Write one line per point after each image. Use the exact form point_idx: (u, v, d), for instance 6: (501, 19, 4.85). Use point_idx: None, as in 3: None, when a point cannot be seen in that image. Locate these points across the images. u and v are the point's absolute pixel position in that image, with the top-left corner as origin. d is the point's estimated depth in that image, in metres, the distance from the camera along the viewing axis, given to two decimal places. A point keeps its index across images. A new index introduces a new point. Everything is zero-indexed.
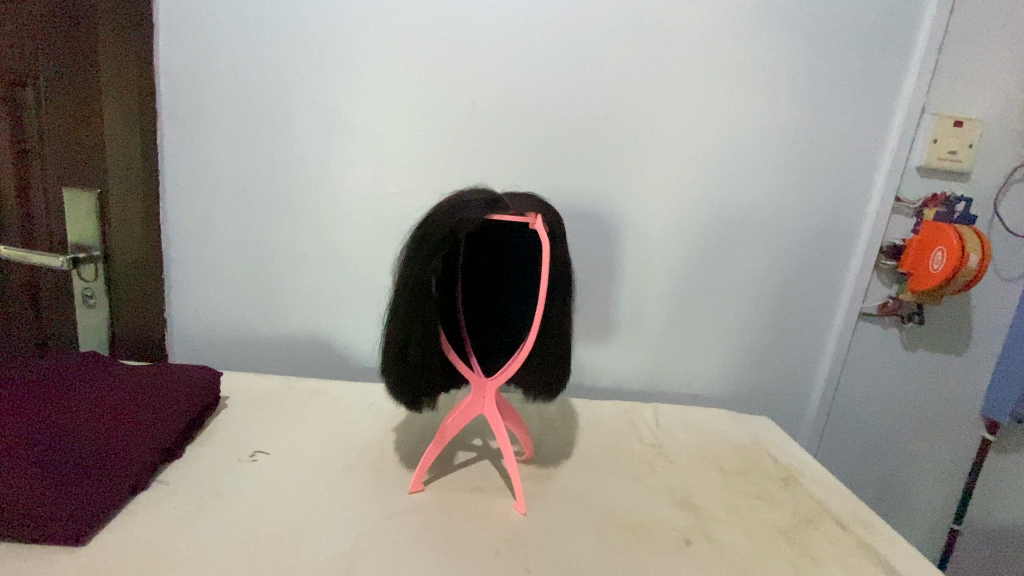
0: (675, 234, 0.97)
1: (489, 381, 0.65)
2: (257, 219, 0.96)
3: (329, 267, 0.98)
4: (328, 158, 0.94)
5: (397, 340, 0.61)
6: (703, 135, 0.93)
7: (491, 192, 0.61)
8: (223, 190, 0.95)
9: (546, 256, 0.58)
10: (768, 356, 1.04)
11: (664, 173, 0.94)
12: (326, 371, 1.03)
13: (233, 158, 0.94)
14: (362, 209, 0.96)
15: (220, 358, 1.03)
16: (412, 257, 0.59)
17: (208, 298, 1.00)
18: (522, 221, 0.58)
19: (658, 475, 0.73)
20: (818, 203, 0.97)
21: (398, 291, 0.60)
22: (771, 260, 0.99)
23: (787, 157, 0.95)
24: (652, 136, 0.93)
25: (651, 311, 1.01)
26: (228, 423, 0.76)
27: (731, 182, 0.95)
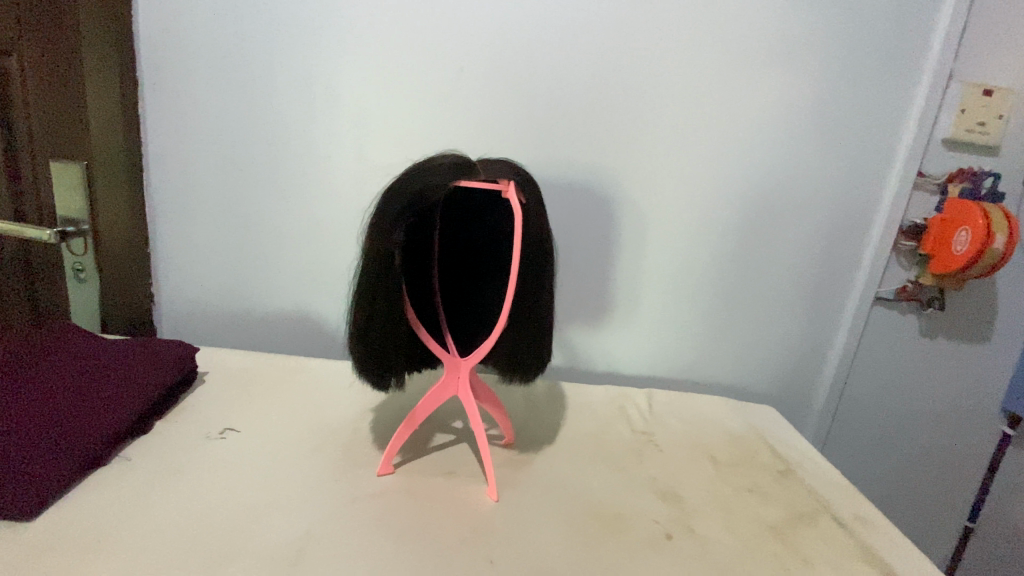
0: (675, 212, 0.91)
1: (463, 361, 0.61)
2: (242, 193, 0.94)
3: (315, 243, 0.95)
4: (311, 130, 0.90)
5: (360, 314, 0.57)
6: (708, 104, 0.87)
7: (461, 158, 0.57)
8: (207, 162, 0.92)
9: (518, 225, 0.53)
10: (773, 343, 0.98)
11: (666, 146, 0.89)
12: (313, 349, 1.01)
13: (216, 127, 0.91)
14: (347, 184, 0.92)
15: (209, 335, 1.02)
16: (375, 226, 0.55)
17: (194, 274, 0.98)
18: (492, 187, 0.54)
19: (645, 466, 0.69)
20: (833, 179, 0.90)
21: (361, 262, 0.57)
22: (778, 240, 0.93)
23: (799, 128, 0.88)
24: (653, 105, 0.87)
25: (649, 292, 0.96)
26: (202, 400, 0.75)
27: (737, 156, 0.89)
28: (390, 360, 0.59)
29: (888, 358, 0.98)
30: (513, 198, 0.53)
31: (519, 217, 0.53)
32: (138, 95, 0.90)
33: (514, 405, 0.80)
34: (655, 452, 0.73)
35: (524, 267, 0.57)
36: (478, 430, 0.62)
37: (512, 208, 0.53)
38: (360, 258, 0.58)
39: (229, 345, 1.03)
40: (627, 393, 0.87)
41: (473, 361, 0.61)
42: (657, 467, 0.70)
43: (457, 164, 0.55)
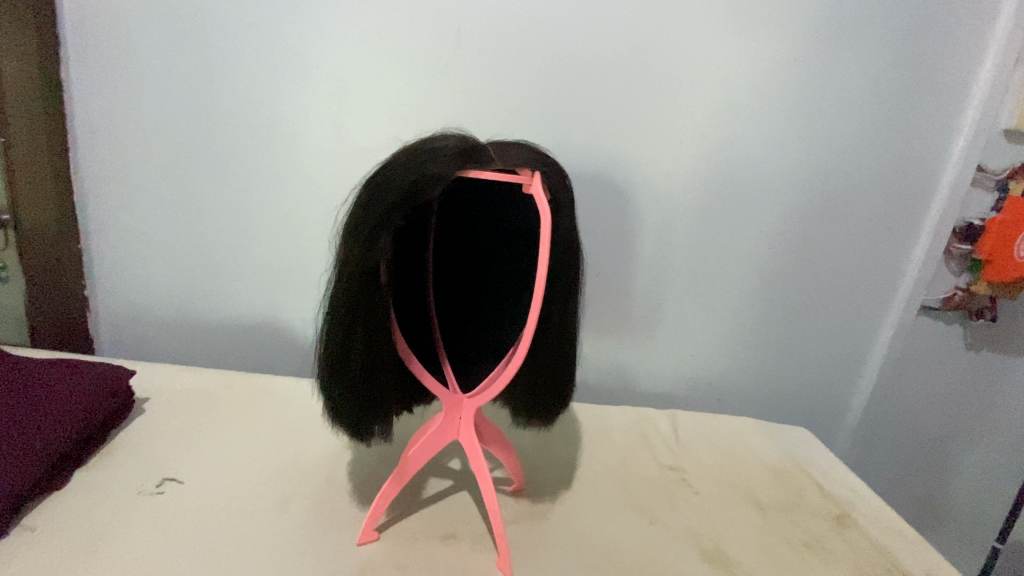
0: (705, 206, 0.80)
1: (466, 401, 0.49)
2: (193, 178, 0.78)
3: (283, 239, 0.81)
4: (278, 102, 0.75)
5: (336, 343, 0.44)
6: (750, 79, 0.74)
7: (468, 139, 0.43)
8: (150, 139, 0.76)
9: (546, 230, 0.40)
10: (807, 356, 0.88)
11: (698, 129, 0.76)
12: (282, 362, 0.87)
13: (159, 96, 0.74)
14: (323, 168, 0.78)
15: (158, 345, 0.87)
16: (354, 234, 0.42)
17: (137, 275, 0.83)
18: (511, 180, 0.40)
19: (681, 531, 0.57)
20: (882, 172, 0.80)
21: (337, 276, 0.43)
22: (817, 241, 0.82)
23: (850, 111, 0.77)
24: (687, 79, 0.74)
25: (671, 298, 0.84)
26: (141, 435, 0.61)
27: (779, 143, 0.77)
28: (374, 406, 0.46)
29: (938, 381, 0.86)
30: (541, 195, 0.40)
31: (548, 223, 0.39)
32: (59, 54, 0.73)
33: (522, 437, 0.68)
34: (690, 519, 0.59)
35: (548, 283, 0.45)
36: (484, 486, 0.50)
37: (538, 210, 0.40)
38: (334, 273, 0.44)
39: (182, 358, 0.88)
40: (648, 415, 0.76)
41: (481, 402, 0.48)
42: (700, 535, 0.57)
43: (464, 149, 0.41)
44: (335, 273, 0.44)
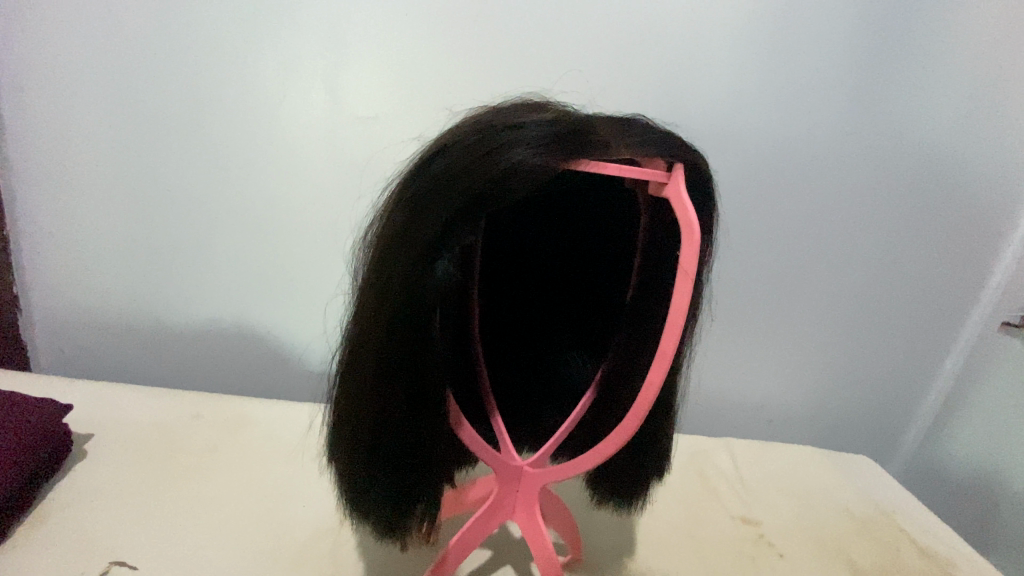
0: (793, 208, 0.63)
1: (528, 472, 0.37)
2: (146, 154, 0.61)
3: (262, 232, 0.63)
4: (251, 55, 0.56)
5: (375, 398, 0.32)
6: (875, 43, 0.56)
7: (565, 113, 0.30)
8: (92, 100, 0.59)
9: (692, 254, 0.30)
10: (877, 381, 0.76)
11: (800, 106, 0.58)
12: (262, 382, 0.71)
13: (100, 42, 0.56)
14: (315, 143, 0.59)
15: (109, 358, 0.71)
16: (404, 248, 0.30)
17: (80, 273, 0.67)
18: (644, 177, 0.30)
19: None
20: (997, 166, 0.63)
21: (378, 308, 0.31)
22: (910, 251, 0.67)
23: (989, 85, 0.59)
24: (795, 40, 0.56)
25: (734, 315, 0.69)
26: (92, 495, 0.47)
27: (894, 128, 0.60)
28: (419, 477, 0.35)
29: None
30: (686, 200, 0.30)
31: (697, 247, 0.30)
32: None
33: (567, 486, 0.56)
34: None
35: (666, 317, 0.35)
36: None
37: (681, 225, 0.30)
38: (365, 301, 0.32)
39: (140, 373, 0.72)
40: (700, 449, 0.66)
41: (550, 476, 0.37)
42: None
43: (567, 125, 0.29)
44: (367, 301, 0.32)
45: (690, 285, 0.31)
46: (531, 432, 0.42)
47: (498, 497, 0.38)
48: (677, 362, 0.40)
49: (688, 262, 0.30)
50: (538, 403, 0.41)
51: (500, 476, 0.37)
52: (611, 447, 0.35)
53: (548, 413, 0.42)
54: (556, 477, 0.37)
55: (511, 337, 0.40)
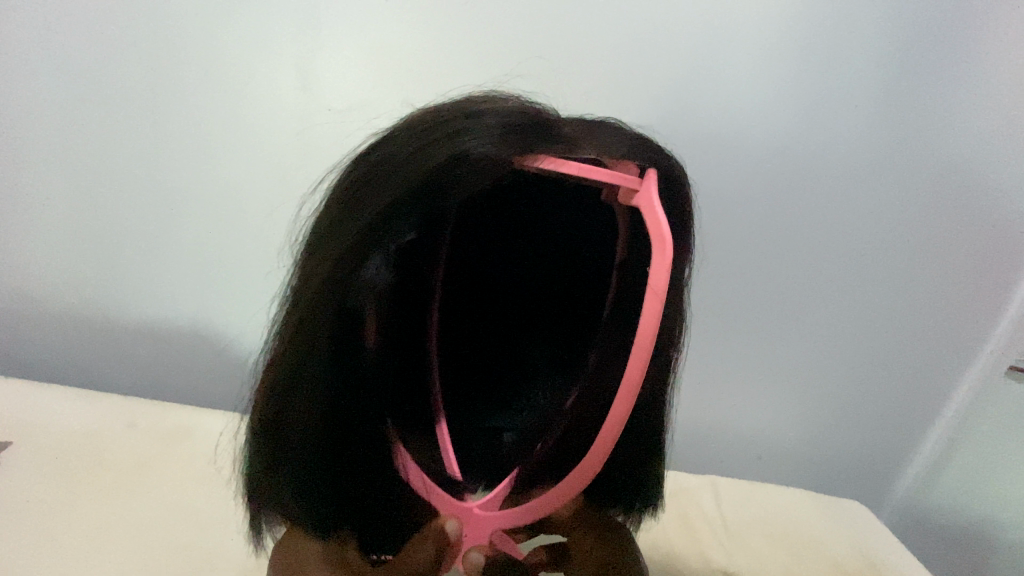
0: (793, 233, 0.59)
1: (478, 514, 0.34)
2: (92, 141, 0.56)
3: (219, 225, 0.58)
4: (207, 38, 0.51)
5: (295, 388, 0.31)
6: (884, 64, 0.52)
7: (524, 107, 0.29)
8: (38, 71, 0.54)
9: (662, 269, 0.27)
10: (872, 420, 0.71)
11: (803, 126, 0.54)
12: (213, 390, 0.66)
13: (49, 7, 0.51)
14: (275, 136, 0.54)
15: (47, 359, 0.66)
16: (337, 245, 0.29)
17: (18, 266, 0.62)
18: (614, 180, 0.28)
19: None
20: (1012, 198, 0.59)
21: (309, 291, 0.30)
22: (913, 287, 0.63)
23: (1015, 114, 0.55)
24: (799, 56, 0.51)
25: (725, 342, 0.65)
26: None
27: (907, 151, 0.56)
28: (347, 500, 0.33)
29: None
30: (658, 207, 0.28)
31: (669, 257, 0.27)
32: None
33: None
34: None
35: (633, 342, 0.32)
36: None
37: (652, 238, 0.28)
38: (296, 292, 0.31)
39: (82, 374, 0.67)
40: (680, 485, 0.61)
41: (502, 519, 0.34)
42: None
43: (519, 122, 0.28)
44: (299, 289, 0.31)
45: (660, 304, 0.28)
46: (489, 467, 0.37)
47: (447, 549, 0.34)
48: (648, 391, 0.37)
49: (660, 277, 0.27)
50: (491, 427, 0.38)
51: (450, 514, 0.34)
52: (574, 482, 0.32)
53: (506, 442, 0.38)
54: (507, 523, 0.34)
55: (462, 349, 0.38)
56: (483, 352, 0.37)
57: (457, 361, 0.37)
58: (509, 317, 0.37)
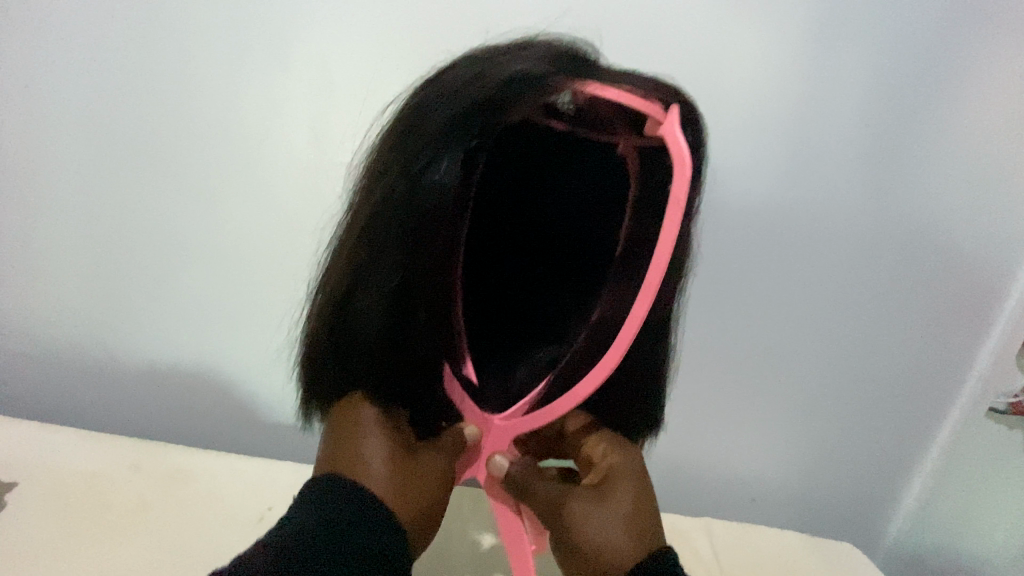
0: (769, 288, 0.64)
1: (497, 424, 0.44)
2: (125, 209, 0.61)
3: (256, 244, 0.62)
4: (232, 124, 0.57)
5: (370, 264, 0.39)
6: (846, 139, 0.57)
7: (566, 50, 0.39)
8: (79, 149, 0.59)
9: (683, 175, 0.36)
10: (861, 457, 0.73)
11: (774, 191, 0.59)
12: (225, 435, 0.70)
13: (88, 90, 0.57)
14: (291, 202, 0.60)
15: (69, 407, 0.69)
16: (406, 157, 0.37)
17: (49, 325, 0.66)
18: (645, 108, 0.36)
19: (631, 563, 0.39)
20: (972, 246, 0.63)
21: (387, 184, 0.38)
22: (886, 338, 0.67)
23: (965, 185, 0.60)
24: (766, 131, 0.57)
25: (712, 382, 0.68)
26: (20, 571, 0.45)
27: (867, 209, 0.60)
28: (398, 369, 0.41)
29: (1013, 506, 0.66)
30: (678, 135, 0.36)
31: (687, 171, 0.36)
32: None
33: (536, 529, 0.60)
34: (640, 525, 0.42)
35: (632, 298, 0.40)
36: (511, 528, 0.47)
37: (675, 158, 0.36)
38: (373, 188, 0.39)
39: (104, 420, 0.70)
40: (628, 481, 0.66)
41: (510, 432, 0.44)
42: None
43: (563, 59, 0.37)
44: (377, 186, 0.39)
45: (679, 214, 0.37)
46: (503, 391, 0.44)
47: (470, 451, 0.45)
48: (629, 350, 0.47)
49: (681, 190, 0.36)
50: (516, 359, 0.44)
51: (471, 420, 0.44)
52: (579, 393, 0.41)
53: (522, 373, 0.44)
54: (515, 432, 0.44)
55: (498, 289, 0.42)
56: (512, 278, 0.42)
57: (493, 279, 0.42)
58: (535, 250, 0.42)
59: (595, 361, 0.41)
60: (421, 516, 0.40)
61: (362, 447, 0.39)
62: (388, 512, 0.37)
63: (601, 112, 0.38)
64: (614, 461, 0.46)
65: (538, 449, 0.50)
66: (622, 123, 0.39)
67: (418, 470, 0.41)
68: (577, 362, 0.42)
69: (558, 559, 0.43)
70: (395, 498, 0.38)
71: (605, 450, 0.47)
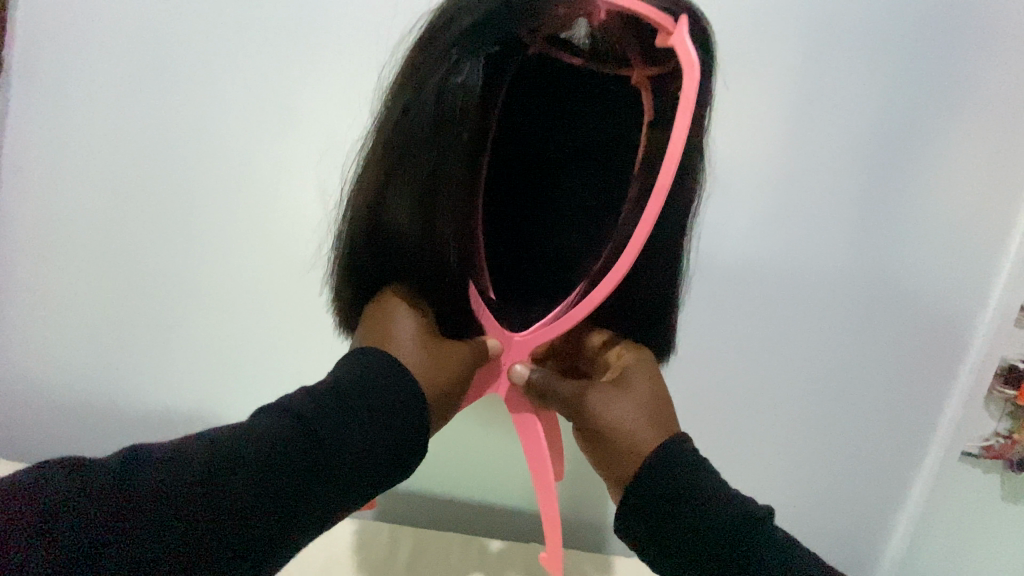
0: (746, 329, 0.66)
1: (517, 341, 0.44)
2: (135, 255, 0.65)
3: (264, 215, 0.62)
4: (233, 168, 0.61)
5: (395, 157, 0.41)
6: (808, 193, 0.62)
7: None
8: (98, 201, 0.63)
9: (692, 76, 0.34)
10: (850, 499, 0.74)
11: (746, 241, 0.64)
12: None
13: (110, 148, 0.62)
14: (282, 232, 0.63)
15: (74, 447, 0.72)
16: (431, 66, 0.40)
17: (56, 367, 0.69)
18: (654, 18, 0.35)
19: (653, 441, 0.39)
20: (937, 288, 0.66)
21: (414, 87, 0.40)
22: (862, 381, 0.69)
23: (924, 234, 0.64)
24: (732, 187, 0.62)
25: (701, 418, 0.69)
26: None
27: (834, 254, 0.64)
28: (414, 259, 0.43)
29: None
30: (688, 43, 0.35)
31: (697, 76, 0.34)
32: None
33: (508, 559, 0.61)
34: (657, 406, 0.42)
35: (636, 226, 0.38)
36: (534, 452, 0.45)
37: (684, 64, 0.35)
38: (400, 98, 0.42)
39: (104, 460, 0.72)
40: (592, 504, 0.67)
41: (531, 343, 0.44)
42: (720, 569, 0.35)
43: None
44: (403, 97, 0.41)
45: (690, 117, 0.35)
46: (518, 303, 0.44)
47: (492, 361, 0.45)
48: (627, 296, 0.49)
49: (690, 89, 0.34)
50: (534, 279, 0.44)
51: (492, 334, 0.45)
52: (590, 301, 0.40)
53: (540, 305, 0.44)
54: (536, 342, 0.43)
55: (513, 202, 0.42)
56: (533, 193, 0.42)
57: (508, 191, 0.42)
58: (550, 165, 0.42)
59: (609, 272, 0.39)
60: (448, 399, 0.41)
61: (395, 324, 0.42)
62: (408, 375, 0.39)
63: (616, 43, 0.40)
64: (629, 358, 0.46)
65: (556, 367, 0.49)
66: (636, 49, 0.40)
67: (450, 349, 0.42)
68: (590, 281, 0.41)
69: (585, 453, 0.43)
70: (425, 366, 0.40)
71: (620, 352, 0.48)
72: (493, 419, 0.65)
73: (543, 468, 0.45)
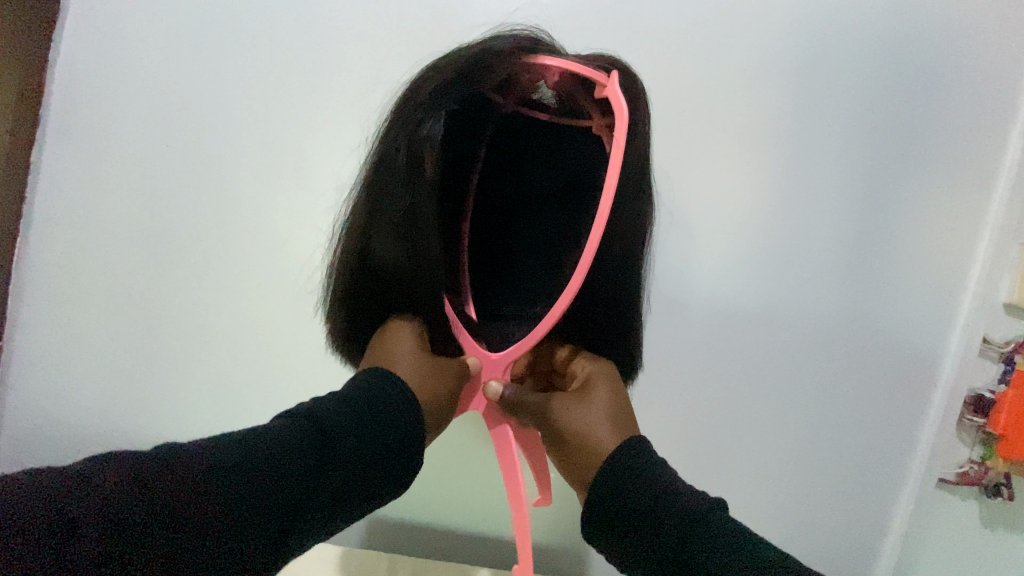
0: (718, 360, 0.71)
1: (494, 359, 0.49)
2: (148, 293, 0.70)
3: (268, 248, 0.68)
4: (241, 209, 0.68)
5: (375, 200, 0.47)
6: (765, 233, 0.68)
7: (529, 34, 0.48)
8: (118, 244, 0.69)
9: (622, 120, 0.42)
10: (829, 525, 0.76)
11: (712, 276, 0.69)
12: None
13: (133, 196, 0.68)
14: (284, 265, 0.68)
15: None
16: (402, 121, 0.46)
17: (66, 401, 0.72)
18: (589, 74, 0.43)
19: (615, 442, 0.44)
20: (892, 320, 0.71)
21: (389, 139, 0.47)
22: (831, 408, 0.73)
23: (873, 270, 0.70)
24: (697, 228, 0.68)
25: (679, 445, 0.72)
26: None
27: (793, 289, 0.69)
28: (396, 288, 0.48)
29: None
30: (619, 92, 0.43)
31: (626, 118, 0.42)
32: (36, 106, 0.66)
33: None
34: (618, 411, 0.46)
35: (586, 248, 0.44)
36: (507, 461, 0.50)
37: (616, 109, 0.43)
38: (378, 149, 0.48)
39: None
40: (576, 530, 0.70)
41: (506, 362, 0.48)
42: (744, 534, 0.37)
43: (527, 37, 0.47)
44: (380, 147, 0.47)
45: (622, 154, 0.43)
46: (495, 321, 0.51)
47: (473, 379, 0.49)
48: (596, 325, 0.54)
49: (621, 132, 0.42)
50: (507, 300, 0.51)
51: (471, 353, 0.49)
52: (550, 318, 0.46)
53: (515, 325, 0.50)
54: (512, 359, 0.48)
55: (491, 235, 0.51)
56: (501, 228, 0.52)
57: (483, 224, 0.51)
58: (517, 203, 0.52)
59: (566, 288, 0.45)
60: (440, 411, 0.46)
61: (398, 345, 0.47)
62: (403, 388, 0.44)
63: (571, 97, 0.48)
64: (592, 368, 0.51)
65: (534, 383, 0.54)
66: (587, 101, 0.48)
67: (442, 366, 0.47)
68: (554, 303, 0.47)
69: (556, 461, 0.47)
70: (419, 381, 0.45)
71: (584, 363, 0.52)
72: (479, 442, 0.69)
73: (515, 474, 0.50)
